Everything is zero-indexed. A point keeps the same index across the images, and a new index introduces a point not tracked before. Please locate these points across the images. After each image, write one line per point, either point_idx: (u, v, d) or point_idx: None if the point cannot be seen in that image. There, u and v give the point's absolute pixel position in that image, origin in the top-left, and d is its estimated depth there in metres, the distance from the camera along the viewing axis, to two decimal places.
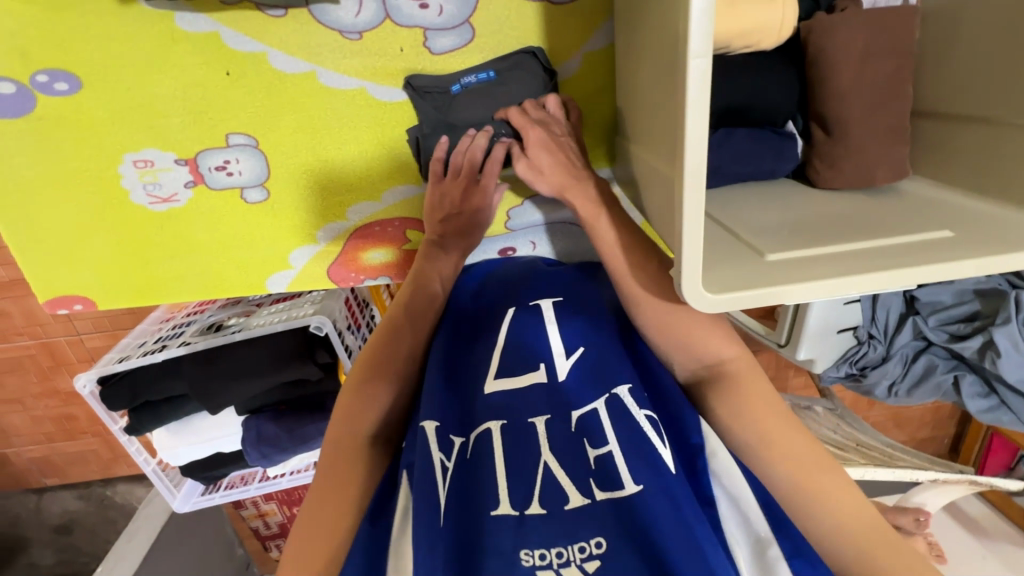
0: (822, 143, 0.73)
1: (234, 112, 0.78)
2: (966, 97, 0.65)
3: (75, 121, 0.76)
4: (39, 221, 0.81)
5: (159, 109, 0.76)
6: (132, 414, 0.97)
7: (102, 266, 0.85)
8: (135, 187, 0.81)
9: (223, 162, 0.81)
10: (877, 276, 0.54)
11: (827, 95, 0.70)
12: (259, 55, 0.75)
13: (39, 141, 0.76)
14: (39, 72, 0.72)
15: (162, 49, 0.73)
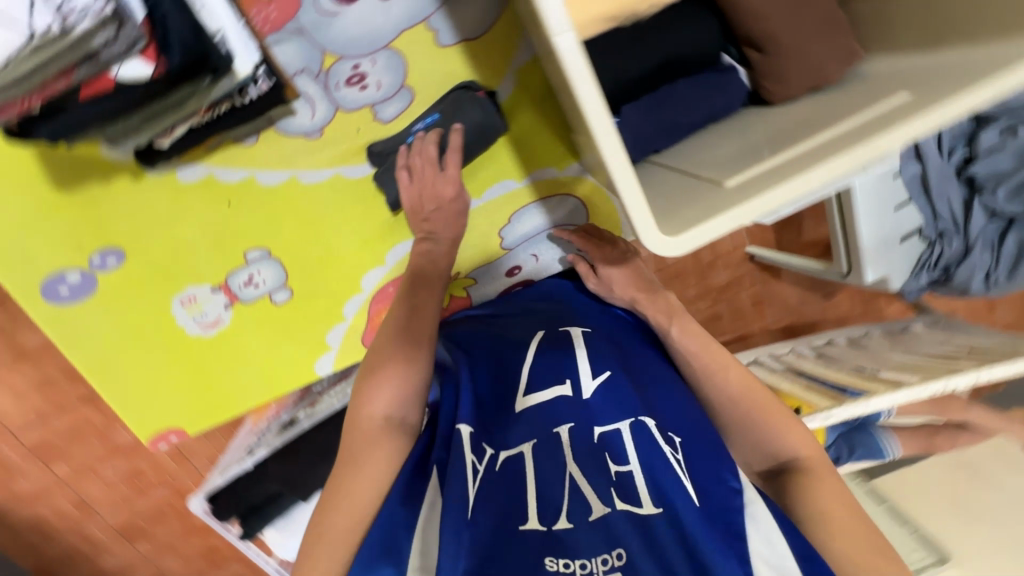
0: (759, 62, 0.71)
1: (244, 231, 0.89)
2: None
3: (130, 281, 0.89)
4: (124, 376, 0.94)
5: (190, 251, 0.89)
6: (242, 521, 1.07)
7: (186, 398, 0.97)
8: (188, 321, 0.94)
9: (248, 278, 0.92)
10: (836, 161, 0.53)
11: (744, 19, 0.69)
12: (246, 178, 0.86)
13: (110, 311, 0.90)
14: (93, 255, 0.87)
15: (175, 203, 0.87)
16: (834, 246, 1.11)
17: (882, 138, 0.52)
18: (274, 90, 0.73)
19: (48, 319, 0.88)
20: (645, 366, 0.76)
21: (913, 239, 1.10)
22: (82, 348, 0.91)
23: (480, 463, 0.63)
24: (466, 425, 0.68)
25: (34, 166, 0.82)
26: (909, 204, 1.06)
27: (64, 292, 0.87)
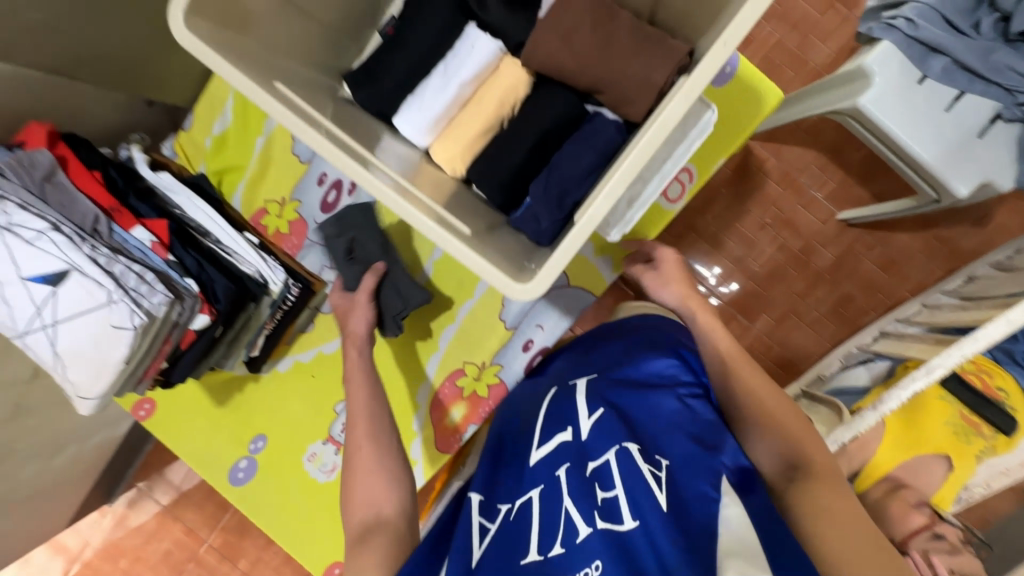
0: (608, 101, 0.69)
1: (298, 376, 1.00)
2: None
3: (276, 456, 1.02)
4: (302, 543, 1.02)
5: (275, 403, 1.01)
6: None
7: (307, 523, 1.01)
8: (317, 473, 1.01)
9: (342, 425, 1.00)
10: (629, 164, 0.54)
11: (576, 80, 0.69)
12: (290, 355, 1.00)
13: (218, 449, 1.03)
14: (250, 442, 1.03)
15: (280, 389, 1.01)
16: (903, 173, 1.08)
17: (643, 143, 0.54)
18: (302, 290, 0.89)
19: (250, 510, 1.03)
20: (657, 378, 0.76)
21: (996, 123, 1.01)
22: (264, 517, 1.02)
23: (489, 521, 0.67)
24: (478, 493, 0.71)
25: (172, 395, 1.03)
26: (964, 97, 0.99)
27: (242, 475, 1.03)
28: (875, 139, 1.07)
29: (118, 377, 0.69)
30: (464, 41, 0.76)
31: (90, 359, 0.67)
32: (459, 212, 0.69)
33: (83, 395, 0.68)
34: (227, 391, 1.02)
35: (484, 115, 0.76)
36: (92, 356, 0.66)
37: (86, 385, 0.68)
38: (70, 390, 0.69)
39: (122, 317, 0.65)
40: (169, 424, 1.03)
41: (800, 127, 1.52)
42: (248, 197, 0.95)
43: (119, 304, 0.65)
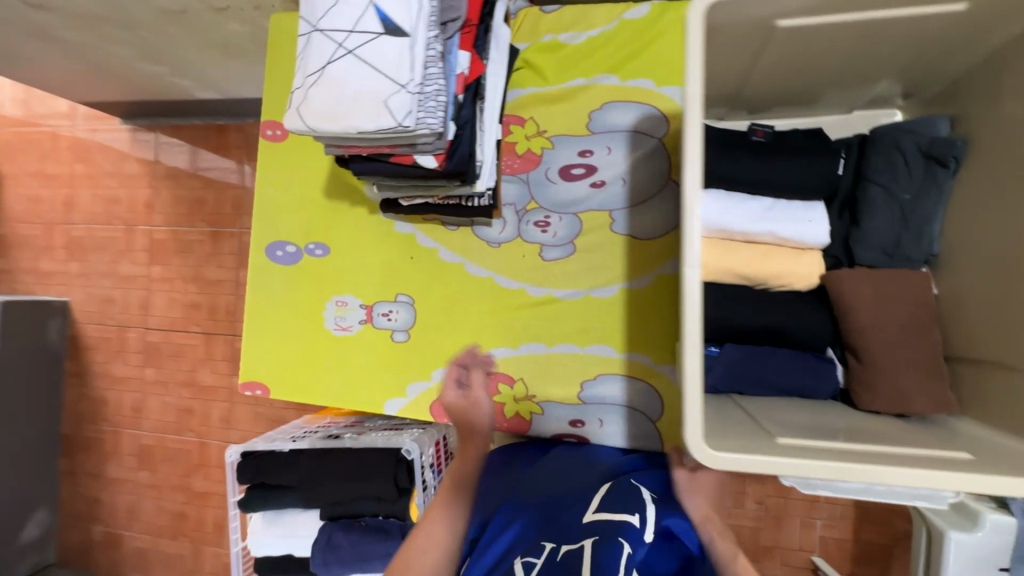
0: (856, 371, 0.69)
1: (394, 247, 0.99)
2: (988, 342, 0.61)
3: (320, 274, 1.01)
4: (262, 341, 1.03)
5: (356, 243, 1.00)
6: (249, 488, 1.03)
7: (285, 340, 1.02)
8: (329, 318, 1.00)
9: (387, 311, 0.98)
10: (868, 469, 0.52)
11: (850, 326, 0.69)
12: (409, 234, 0.98)
13: (283, 216, 1.02)
14: (314, 242, 1.01)
15: (381, 239, 0.99)
16: None
17: (898, 470, 0.51)
18: (487, 206, 0.87)
19: (255, 282, 1.03)
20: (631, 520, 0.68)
21: None
22: (262, 297, 1.03)
23: None
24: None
25: (302, 151, 1.02)
26: None
27: (279, 255, 1.02)
28: (927, 561, 1.06)
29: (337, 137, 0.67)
30: (806, 208, 0.74)
31: (340, 104, 0.65)
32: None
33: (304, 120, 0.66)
34: (340, 191, 1.00)
35: (755, 270, 0.75)
36: (346, 106, 0.64)
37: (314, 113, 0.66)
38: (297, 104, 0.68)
39: (401, 108, 0.63)
40: (281, 161, 1.03)
41: None
42: (523, 101, 0.93)
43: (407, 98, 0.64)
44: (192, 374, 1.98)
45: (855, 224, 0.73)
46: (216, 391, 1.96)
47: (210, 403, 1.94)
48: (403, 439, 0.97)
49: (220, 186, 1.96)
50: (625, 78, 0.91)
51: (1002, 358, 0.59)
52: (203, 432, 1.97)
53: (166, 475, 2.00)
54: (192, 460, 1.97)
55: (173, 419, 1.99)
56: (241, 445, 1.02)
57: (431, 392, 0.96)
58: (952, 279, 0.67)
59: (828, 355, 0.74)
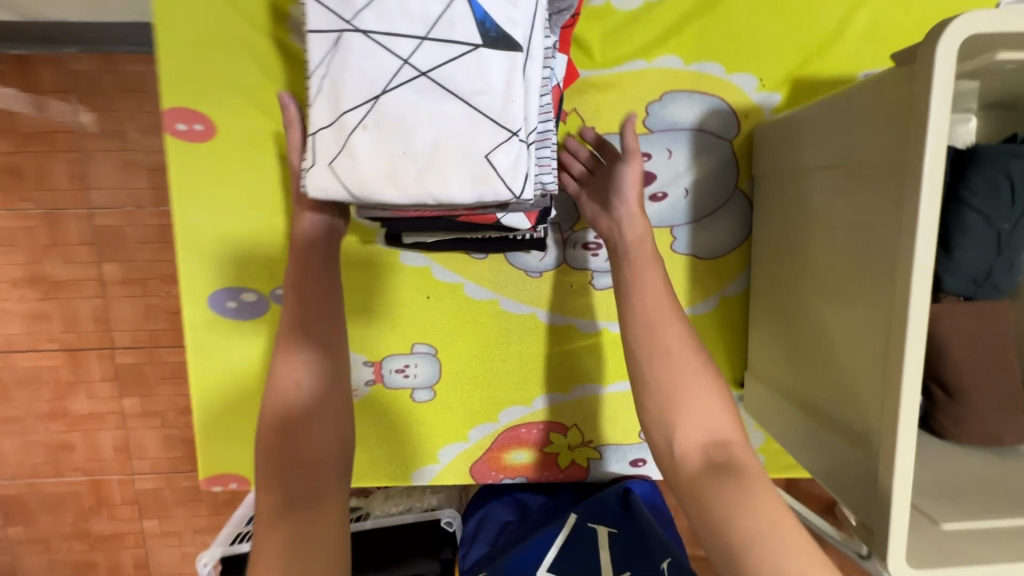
0: (944, 405, 0.69)
1: (401, 284, 0.76)
2: None
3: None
4: (224, 424, 0.76)
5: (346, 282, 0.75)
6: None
7: (259, 418, 0.76)
8: None
9: (401, 367, 0.77)
10: None
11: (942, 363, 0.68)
12: (422, 268, 0.75)
13: (231, 252, 0.73)
14: (282, 286, 0.74)
15: (382, 276, 0.75)
16: None
17: None
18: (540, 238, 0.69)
19: (198, 347, 0.73)
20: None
21: None
22: (215, 366, 0.74)
23: None
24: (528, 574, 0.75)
25: (245, 156, 0.71)
26: None
27: (232, 307, 0.74)
28: None
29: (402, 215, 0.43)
30: None
31: (412, 167, 0.41)
32: (832, 371, 0.62)
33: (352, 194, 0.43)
34: None
35: None
36: (422, 170, 0.41)
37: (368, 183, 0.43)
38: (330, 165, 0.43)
39: (512, 171, 0.41)
40: (215, 172, 0.71)
41: None
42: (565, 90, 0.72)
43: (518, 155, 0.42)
44: (60, 403, 1.52)
45: (945, 250, 0.69)
46: (101, 419, 1.54)
47: (96, 435, 1.53)
48: (439, 509, 0.84)
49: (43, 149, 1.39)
50: (688, 60, 0.73)
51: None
52: (93, 469, 1.57)
53: (50, 526, 1.59)
54: (86, 503, 1.59)
55: (43, 460, 1.55)
56: (217, 550, 0.80)
57: (470, 454, 0.81)
58: None
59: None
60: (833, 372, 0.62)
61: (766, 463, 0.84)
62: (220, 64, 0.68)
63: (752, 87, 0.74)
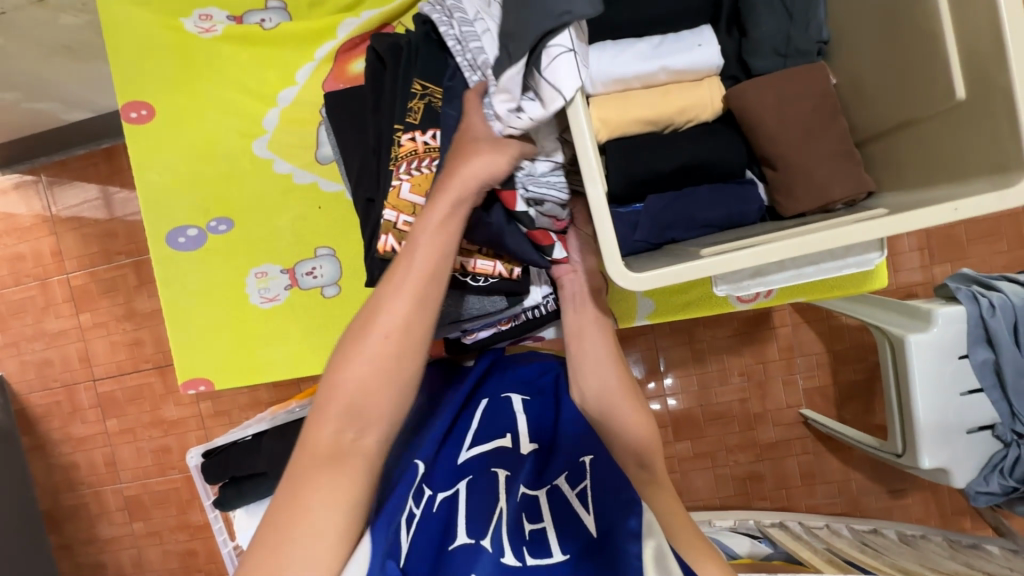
0: (773, 180, 0.68)
1: (297, 201, 0.92)
2: (888, 110, 0.60)
3: (228, 250, 0.94)
4: (188, 338, 0.96)
5: (258, 207, 0.93)
6: (222, 487, 0.98)
7: (213, 328, 0.95)
8: (252, 292, 0.94)
9: (310, 268, 0.93)
10: (790, 243, 0.51)
11: (760, 140, 0.67)
12: (311, 184, 0.92)
13: (174, 200, 0.94)
14: (214, 218, 0.94)
15: (282, 197, 0.93)
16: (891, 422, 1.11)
17: (820, 236, 0.51)
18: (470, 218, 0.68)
19: (162, 277, 0.95)
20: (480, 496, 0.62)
21: (985, 433, 1.07)
22: (175, 290, 0.95)
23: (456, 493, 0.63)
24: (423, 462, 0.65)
25: (172, 124, 0.93)
26: (982, 393, 1.05)
27: (182, 241, 0.95)
28: (895, 376, 1.10)
29: (545, 173, 0.64)
30: (693, 36, 0.71)
31: None
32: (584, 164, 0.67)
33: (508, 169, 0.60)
34: (227, 156, 0.93)
35: (651, 120, 0.71)
36: None
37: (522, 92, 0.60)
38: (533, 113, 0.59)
39: None
40: (153, 141, 0.94)
41: (829, 323, 1.56)
42: (384, 11, 0.86)
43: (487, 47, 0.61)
44: (156, 413, 1.90)
45: (744, 35, 0.69)
46: (187, 422, 1.89)
47: (185, 434, 1.88)
48: None
49: (128, 213, 1.84)
50: None
51: (911, 118, 0.57)
52: (186, 467, 1.90)
53: (160, 520, 1.93)
54: (183, 497, 1.92)
55: (151, 463, 1.92)
56: (201, 446, 0.98)
57: None
58: (847, 61, 0.65)
59: (747, 178, 0.73)
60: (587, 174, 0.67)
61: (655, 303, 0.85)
62: (142, 60, 0.91)
63: None
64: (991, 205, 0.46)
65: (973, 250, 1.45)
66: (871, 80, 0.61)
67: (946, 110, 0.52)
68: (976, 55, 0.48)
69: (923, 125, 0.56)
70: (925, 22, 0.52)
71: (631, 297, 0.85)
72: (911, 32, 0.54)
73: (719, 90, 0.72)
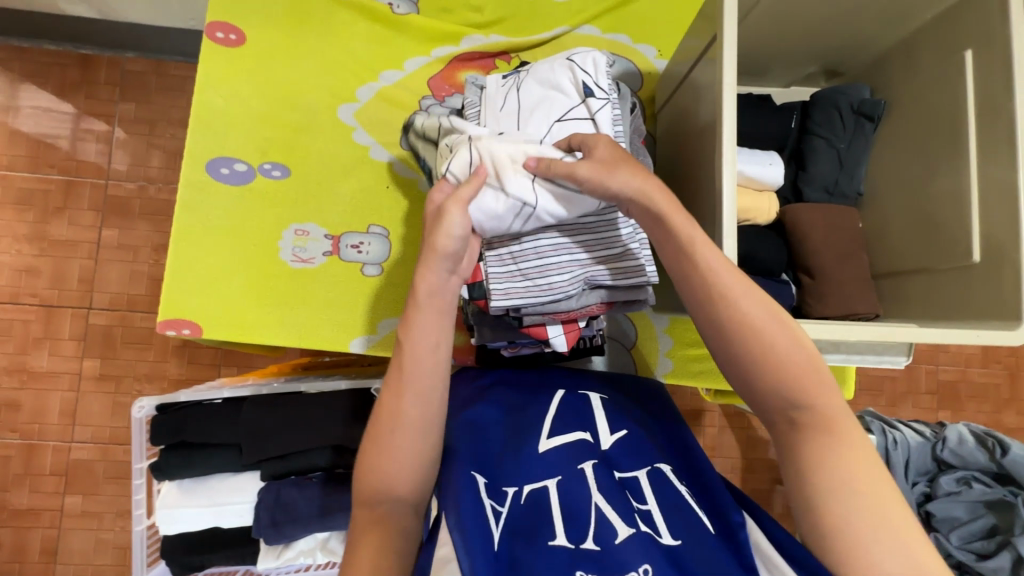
0: (809, 286, 0.82)
1: (362, 175, 0.91)
2: (906, 256, 0.78)
3: (275, 197, 0.89)
4: (193, 273, 0.86)
5: (322, 167, 0.91)
6: (163, 451, 0.85)
7: (228, 273, 0.87)
8: (286, 248, 0.89)
9: (358, 242, 0.90)
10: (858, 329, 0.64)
11: (805, 251, 0.82)
12: (386, 163, 0.92)
13: (229, 129, 0.89)
14: (269, 162, 0.89)
15: (352, 166, 0.91)
16: None
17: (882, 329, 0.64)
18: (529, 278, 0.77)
19: (187, 202, 0.86)
20: (561, 489, 0.62)
21: None
22: (197, 218, 0.87)
23: (500, 508, 0.62)
24: (481, 476, 0.65)
25: (260, 59, 0.90)
26: None
27: (224, 173, 0.88)
28: None
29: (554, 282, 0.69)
30: (767, 155, 0.85)
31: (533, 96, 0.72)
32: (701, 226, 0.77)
33: (541, 291, 0.69)
34: (308, 109, 0.91)
35: None
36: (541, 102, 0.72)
37: (541, 241, 0.70)
38: (544, 276, 0.69)
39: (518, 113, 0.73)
40: (231, 66, 0.89)
41: (748, 434, 1.75)
42: (509, 40, 0.93)
43: (546, 129, 0.70)
44: (19, 359, 1.56)
45: (803, 168, 0.86)
46: (57, 378, 1.57)
47: (50, 392, 1.55)
48: (373, 378, 0.89)
49: (81, 127, 1.62)
50: (604, 31, 0.95)
51: (925, 266, 0.75)
52: (31, 433, 1.55)
53: None
54: (12, 470, 1.54)
55: None
56: (157, 397, 0.85)
57: None
58: (874, 214, 0.84)
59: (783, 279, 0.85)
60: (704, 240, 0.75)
61: (675, 366, 0.93)
62: None
63: (653, 56, 0.96)
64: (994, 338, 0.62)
65: (862, 398, 1.76)
66: (896, 231, 0.79)
67: (959, 268, 0.69)
68: (992, 237, 0.66)
69: (933, 274, 0.73)
70: (953, 203, 0.71)
71: (653, 355, 0.94)
72: (937, 205, 0.73)
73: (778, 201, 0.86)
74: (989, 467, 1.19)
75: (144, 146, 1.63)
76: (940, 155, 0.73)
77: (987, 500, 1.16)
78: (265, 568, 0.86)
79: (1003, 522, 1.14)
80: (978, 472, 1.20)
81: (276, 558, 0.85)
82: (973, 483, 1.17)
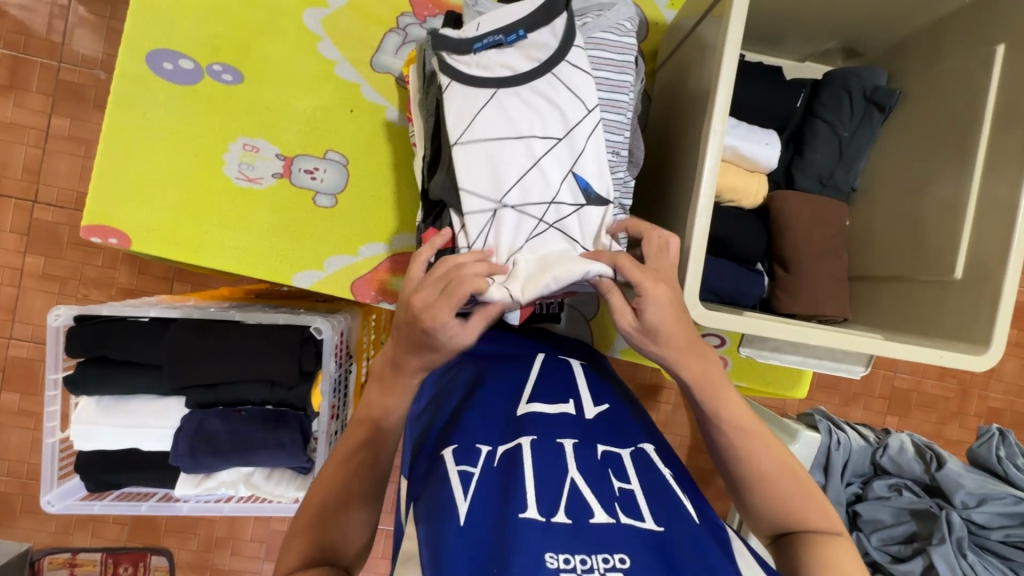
0: (781, 279, 0.78)
1: (324, 92, 0.82)
2: (889, 261, 0.73)
3: (223, 105, 0.80)
4: (124, 178, 0.78)
5: (280, 78, 0.81)
6: (81, 365, 0.80)
7: (162, 183, 0.79)
8: (231, 163, 0.80)
9: (312, 167, 0.82)
10: (822, 334, 0.61)
11: (785, 245, 0.77)
12: (353, 85, 0.83)
13: (178, 20, 0.78)
14: (220, 64, 0.80)
15: (315, 81, 0.82)
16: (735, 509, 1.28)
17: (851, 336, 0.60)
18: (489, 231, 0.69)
19: (122, 96, 0.77)
20: (536, 457, 0.53)
21: None
22: (136, 118, 0.78)
23: (470, 470, 0.53)
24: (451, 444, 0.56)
25: None
26: None
27: (167, 69, 0.78)
28: None
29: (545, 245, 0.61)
30: (764, 134, 0.78)
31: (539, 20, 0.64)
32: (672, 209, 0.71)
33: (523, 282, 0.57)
34: (270, 9, 0.81)
35: None
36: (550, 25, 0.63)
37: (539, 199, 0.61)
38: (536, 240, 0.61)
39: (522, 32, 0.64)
40: None
41: None
42: None
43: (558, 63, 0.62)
44: None
45: (800, 153, 0.80)
46: None
47: None
48: (314, 317, 0.83)
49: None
50: None
51: (902, 274, 0.71)
52: None
53: None
54: None
55: None
56: (77, 308, 0.79)
57: (354, 269, 0.83)
58: (864, 212, 0.79)
59: (757, 268, 0.81)
60: (678, 219, 0.69)
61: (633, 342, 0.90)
62: None
63: (664, 4, 0.86)
64: (957, 360, 0.60)
65: (816, 394, 1.79)
66: (881, 234, 0.75)
67: (939, 282, 0.66)
68: (980, 255, 0.62)
69: (913, 284, 0.69)
70: (948, 211, 0.66)
71: (612, 329, 0.90)
72: (927, 215, 0.69)
73: (766, 187, 0.80)
74: (922, 478, 1.21)
75: (105, 30, 1.47)
76: (946, 157, 0.68)
77: (914, 508, 1.18)
78: (183, 495, 0.84)
79: (923, 529, 1.17)
80: (910, 481, 1.22)
81: (195, 486, 0.83)
82: (904, 491, 1.20)
